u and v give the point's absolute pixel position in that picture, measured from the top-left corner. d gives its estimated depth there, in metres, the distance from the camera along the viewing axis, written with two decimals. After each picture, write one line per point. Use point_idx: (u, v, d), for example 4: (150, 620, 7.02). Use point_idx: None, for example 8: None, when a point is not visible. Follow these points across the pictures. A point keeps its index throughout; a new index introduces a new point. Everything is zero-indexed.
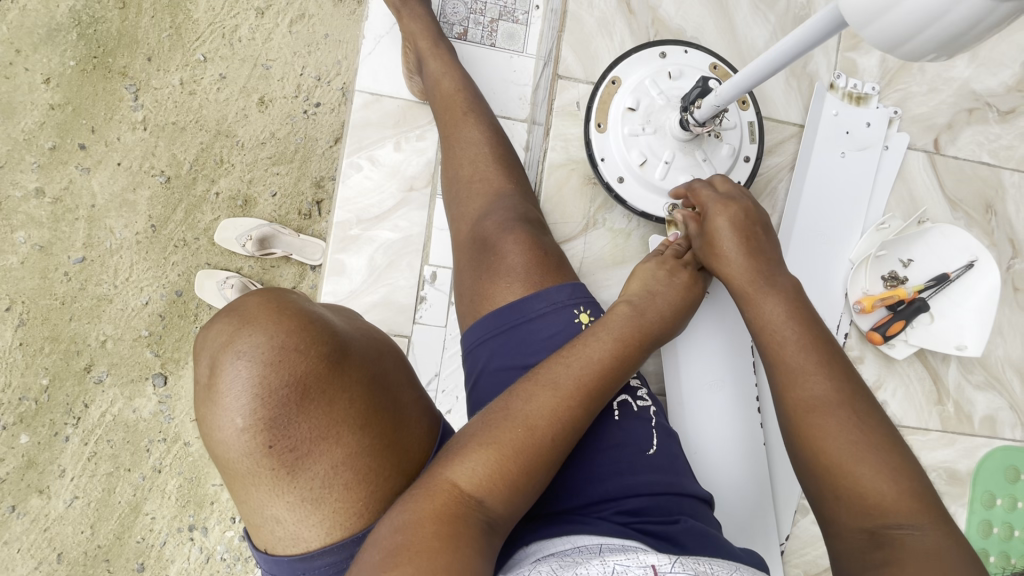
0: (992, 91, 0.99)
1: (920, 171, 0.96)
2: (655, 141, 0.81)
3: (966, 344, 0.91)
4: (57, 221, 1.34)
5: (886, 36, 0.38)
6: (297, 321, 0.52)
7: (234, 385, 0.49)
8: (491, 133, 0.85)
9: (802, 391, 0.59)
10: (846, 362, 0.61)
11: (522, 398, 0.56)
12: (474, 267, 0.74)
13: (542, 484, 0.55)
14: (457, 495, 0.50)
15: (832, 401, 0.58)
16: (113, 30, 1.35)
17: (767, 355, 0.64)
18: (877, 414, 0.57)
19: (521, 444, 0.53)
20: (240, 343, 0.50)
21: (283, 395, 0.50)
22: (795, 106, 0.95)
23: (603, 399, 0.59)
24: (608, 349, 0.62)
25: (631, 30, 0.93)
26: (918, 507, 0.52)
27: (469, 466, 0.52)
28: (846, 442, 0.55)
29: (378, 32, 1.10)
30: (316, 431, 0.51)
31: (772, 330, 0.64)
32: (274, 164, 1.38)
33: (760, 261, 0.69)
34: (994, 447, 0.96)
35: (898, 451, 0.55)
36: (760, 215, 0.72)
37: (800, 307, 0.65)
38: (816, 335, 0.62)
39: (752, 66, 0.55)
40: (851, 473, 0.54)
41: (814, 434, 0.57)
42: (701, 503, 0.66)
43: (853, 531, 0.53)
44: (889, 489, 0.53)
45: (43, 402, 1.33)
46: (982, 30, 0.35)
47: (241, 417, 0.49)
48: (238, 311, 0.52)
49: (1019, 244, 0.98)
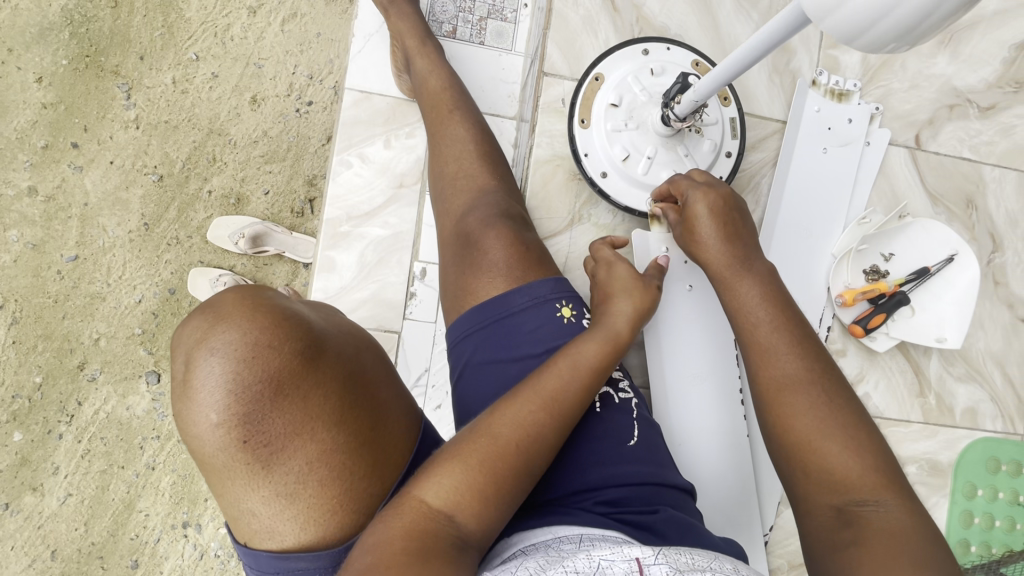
0: (973, 88, 1.00)
1: (902, 167, 0.98)
2: (637, 137, 0.82)
3: (946, 336, 0.92)
4: (51, 220, 1.34)
5: (843, 31, 0.39)
6: (272, 318, 0.52)
7: (208, 381, 0.48)
8: (477, 130, 0.86)
9: (775, 370, 0.61)
10: (817, 344, 0.62)
11: (492, 417, 0.57)
12: (457, 262, 0.75)
13: (516, 499, 0.56)
14: (426, 511, 0.51)
15: (803, 379, 0.59)
16: (106, 29, 1.35)
17: (742, 336, 0.65)
18: (845, 394, 0.58)
19: (490, 459, 0.54)
20: (213, 339, 0.49)
21: (257, 391, 0.49)
22: (778, 103, 0.97)
23: (570, 414, 0.60)
24: (583, 347, 0.64)
25: (616, 28, 0.94)
26: (882, 483, 0.53)
27: (439, 483, 0.53)
28: (814, 420, 0.57)
29: (368, 30, 1.10)
30: (291, 426, 0.51)
31: (745, 311, 0.65)
32: (266, 162, 1.38)
33: (737, 247, 0.69)
34: (975, 439, 0.97)
35: (864, 429, 0.56)
36: (738, 201, 0.72)
37: (775, 289, 0.66)
38: (788, 317, 0.64)
39: (726, 61, 0.55)
40: (819, 451, 0.56)
41: (784, 414, 0.58)
42: (682, 493, 0.67)
43: (822, 509, 0.54)
44: (856, 466, 0.54)
45: (37, 400, 1.33)
46: (933, 21, 0.36)
47: (216, 413, 0.48)
48: (214, 308, 0.51)
49: (999, 239, 0.99)
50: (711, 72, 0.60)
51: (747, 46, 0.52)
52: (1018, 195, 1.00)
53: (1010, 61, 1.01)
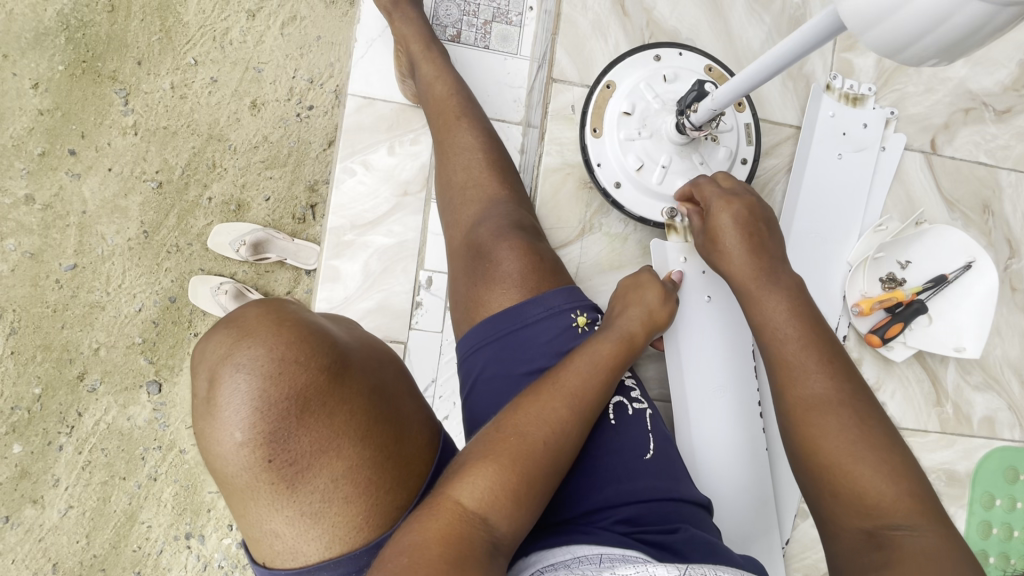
0: (988, 91, 0.99)
1: (917, 172, 0.96)
2: (651, 146, 0.80)
3: (964, 345, 0.90)
4: (48, 228, 1.32)
5: (886, 44, 0.37)
6: (299, 332, 0.47)
7: (234, 400, 0.44)
8: (486, 138, 0.84)
9: (803, 390, 0.59)
10: (847, 362, 0.60)
11: (516, 414, 0.56)
12: (468, 275, 0.73)
13: (543, 497, 0.54)
14: (461, 514, 0.48)
15: (833, 400, 0.57)
16: (103, 34, 1.33)
17: (767, 352, 0.63)
18: (876, 415, 0.56)
19: (519, 458, 0.53)
20: (239, 355, 0.45)
21: (284, 408, 0.45)
22: (791, 108, 0.95)
23: (593, 408, 0.59)
24: (596, 345, 0.63)
25: (626, 32, 0.92)
26: (916, 508, 0.51)
27: (472, 484, 0.50)
28: (843, 443, 0.55)
29: (371, 35, 1.08)
30: (319, 443, 0.46)
31: (772, 323, 0.64)
32: (267, 168, 1.36)
33: (762, 257, 0.68)
34: (992, 448, 0.96)
35: (898, 454, 0.54)
36: (763, 210, 0.71)
37: (803, 306, 0.64)
38: (818, 336, 0.61)
39: (750, 68, 0.54)
40: (849, 472, 0.54)
41: (811, 432, 0.57)
42: (700, 509, 0.66)
43: (852, 532, 0.53)
44: (888, 490, 0.52)
45: (36, 412, 1.31)
46: (985, 35, 0.34)
47: (241, 431, 0.44)
48: (238, 322, 0.47)
49: (1016, 244, 0.97)
50: (731, 80, 0.58)
51: (773, 53, 0.50)
52: None
53: None
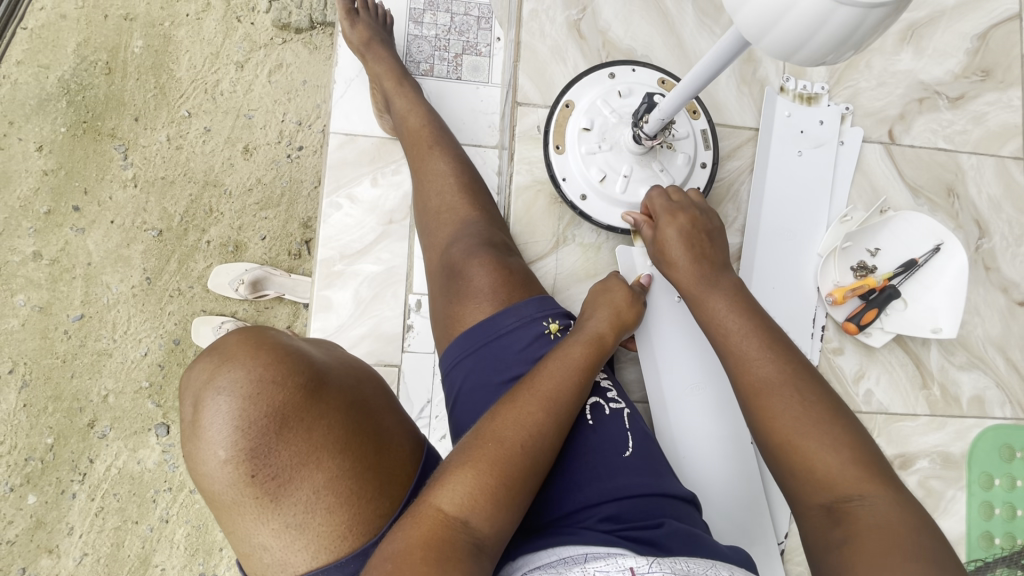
0: (940, 80, 1.02)
1: (878, 162, 0.99)
2: (612, 157, 0.84)
3: (941, 326, 0.91)
4: (56, 282, 1.38)
5: (781, 47, 0.41)
6: (276, 354, 0.49)
7: (217, 421, 0.45)
8: (456, 163, 0.88)
9: (751, 374, 0.60)
10: (787, 341, 0.62)
11: (495, 421, 0.57)
12: (445, 293, 0.76)
13: (527, 500, 0.55)
14: (443, 520, 0.49)
15: (776, 381, 0.58)
16: (101, 95, 1.41)
17: (721, 344, 0.65)
18: (819, 387, 0.58)
19: (499, 462, 0.54)
20: (220, 379, 0.46)
21: (262, 426, 0.46)
22: (749, 111, 0.99)
23: (569, 409, 0.61)
24: (570, 349, 0.65)
25: (584, 54, 0.97)
26: (865, 476, 0.52)
27: (453, 489, 0.51)
28: (791, 419, 0.56)
29: (349, 76, 1.15)
30: (299, 457, 0.47)
31: (718, 322, 0.65)
32: (262, 209, 1.42)
33: (704, 265, 0.70)
34: (985, 427, 0.96)
35: (841, 423, 0.55)
36: (708, 223, 0.74)
37: (742, 299, 0.66)
38: (756, 322, 0.63)
39: (687, 77, 0.57)
40: (799, 449, 0.55)
41: (761, 414, 0.58)
42: (684, 503, 0.67)
43: (810, 508, 0.53)
44: (835, 460, 0.53)
45: (49, 461, 1.35)
46: (863, 32, 0.38)
47: (224, 449, 0.45)
48: (220, 348, 0.49)
49: (985, 224, 1.00)
50: (676, 89, 0.61)
51: (702, 64, 0.53)
52: (998, 180, 1.02)
53: (974, 52, 1.03)
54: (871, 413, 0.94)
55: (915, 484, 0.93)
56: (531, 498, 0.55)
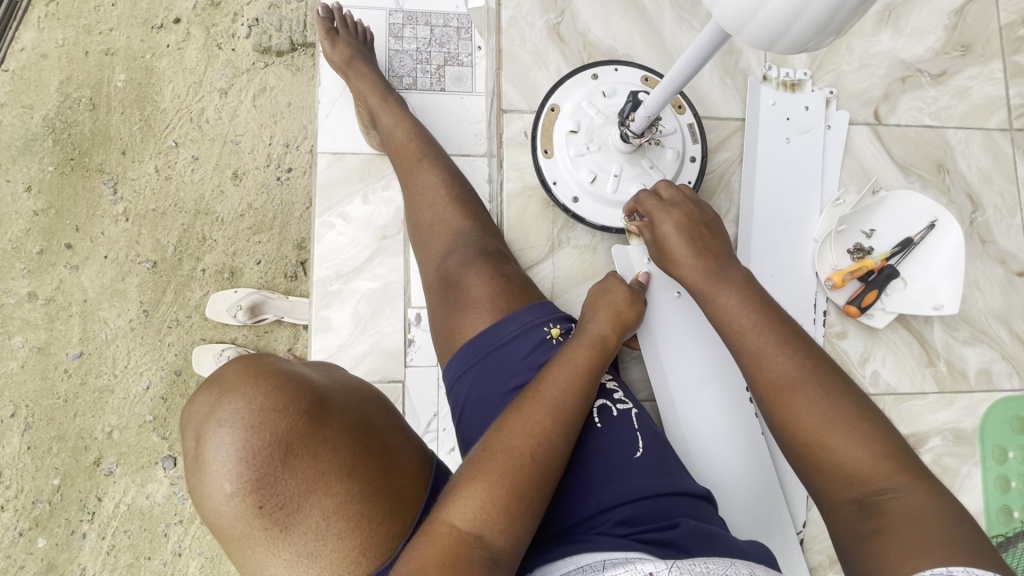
0: (920, 58, 1.03)
1: (867, 144, 0.99)
2: (601, 157, 0.83)
3: (942, 303, 0.91)
4: (53, 321, 1.37)
5: (761, 36, 0.41)
6: (277, 381, 0.48)
7: (220, 454, 0.44)
8: (447, 174, 0.88)
9: (772, 372, 0.59)
10: (805, 337, 0.61)
11: (502, 431, 0.56)
12: (443, 305, 0.76)
13: (540, 509, 0.54)
14: (457, 536, 0.48)
15: (798, 377, 0.58)
16: (87, 131, 1.41)
17: (736, 343, 0.64)
18: (842, 381, 0.58)
19: (509, 472, 0.53)
20: (220, 411, 0.45)
21: (267, 454, 0.44)
22: (734, 102, 0.99)
23: (577, 413, 0.60)
24: (573, 353, 0.64)
25: (565, 56, 0.97)
26: (896, 468, 0.52)
27: (464, 503, 0.51)
28: (816, 416, 0.55)
29: (332, 95, 1.15)
30: (306, 483, 0.46)
31: (729, 320, 0.65)
32: (255, 233, 1.42)
33: (709, 261, 0.69)
34: (995, 400, 0.96)
35: (869, 417, 0.55)
36: (704, 215, 0.73)
37: (753, 293, 0.66)
38: (772, 318, 0.63)
39: (672, 70, 0.56)
40: (828, 445, 0.54)
41: (786, 412, 0.58)
42: (699, 500, 0.66)
43: (840, 502, 0.53)
44: (864, 454, 0.53)
45: (57, 502, 1.33)
46: (843, 18, 0.38)
47: (229, 482, 0.44)
48: (219, 380, 0.47)
49: (977, 197, 1.00)
50: (661, 82, 0.60)
51: (687, 55, 0.52)
52: (987, 152, 1.02)
53: (952, 28, 1.04)
54: (879, 395, 0.93)
55: (930, 462, 0.93)
56: (544, 507, 0.55)
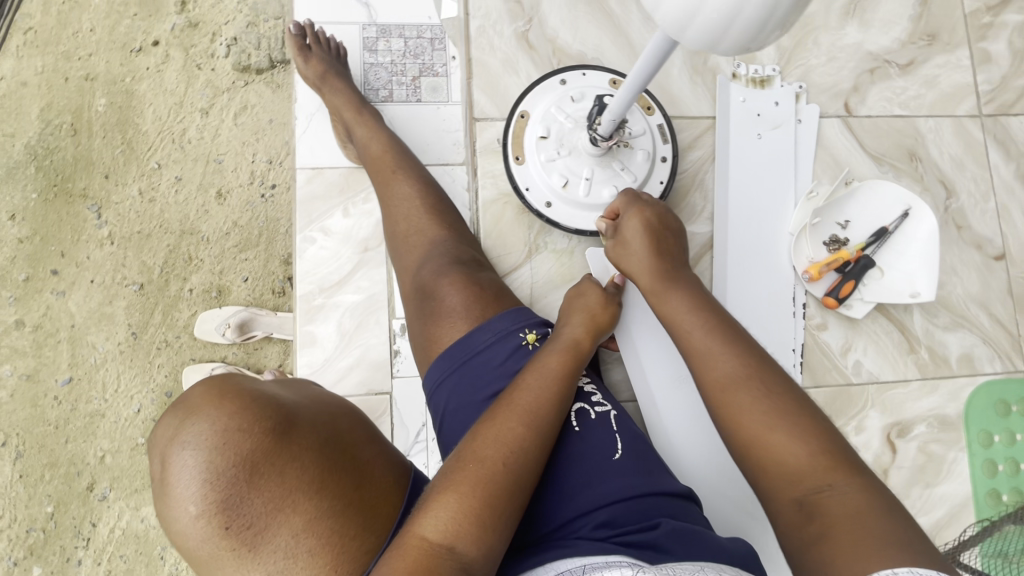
0: (888, 49, 1.04)
1: (838, 136, 1.00)
2: (572, 162, 0.84)
3: (919, 290, 0.92)
4: (41, 347, 1.37)
5: (701, 40, 0.42)
6: (242, 400, 0.47)
7: (184, 477, 0.43)
8: (421, 185, 0.89)
9: (716, 372, 0.60)
10: (748, 337, 0.62)
11: (476, 441, 0.56)
12: (420, 316, 0.76)
13: (515, 517, 0.54)
14: (428, 549, 0.49)
15: (741, 376, 0.58)
16: (69, 157, 1.42)
17: (684, 345, 0.65)
18: (782, 380, 0.58)
19: (482, 483, 0.53)
20: (184, 433, 0.44)
21: (232, 475, 0.44)
22: (706, 100, 0.99)
23: (552, 419, 0.60)
24: (546, 359, 0.65)
25: (534, 62, 1.00)
26: (834, 465, 0.52)
27: (435, 516, 0.51)
28: (759, 414, 0.56)
29: (309, 110, 1.16)
30: (274, 502, 0.46)
31: (679, 321, 0.66)
32: (241, 251, 1.42)
33: (666, 263, 0.71)
34: (978, 384, 0.96)
35: (807, 415, 0.55)
36: (671, 221, 0.75)
37: (701, 296, 0.67)
38: (716, 319, 0.64)
39: (637, 63, 0.55)
40: (769, 444, 0.54)
41: (730, 413, 0.58)
42: (680, 499, 0.66)
43: (785, 504, 0.53)
44: (803, 451, 0.53)
45: (51, 530, 1.32)
46: (776, 22, 0.39)
47: (194, 504, 0.43)
48: (182, 401, 0.47)
49: (950, 184, 1.01)
50: (628, 76, 0.59)
51: (648, 50, 0.52)
52: (958, 139, 1.03)
53: (917, 18, 1.05)
54: (862, 385, 0.94)
55: (915, 450, 0.93)
56: (519, 515, 0.55)
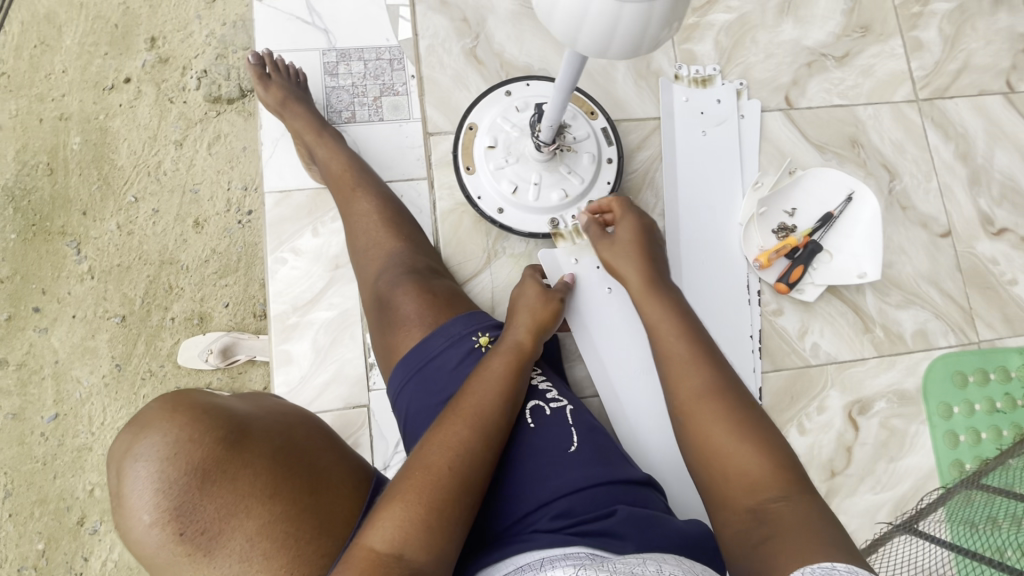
0: (824, 43, 1.08)
1: (781, 128, 1.04)
2: (520, 168, 0.88)
3: (865, 271, 0.95)
4: (26, 385, 1.39)
5: (593, 47, 0.45)
6: (194, 413, 0.50)
7: (138, 487, 0.47)
8: (379, 200, 0.92)
9: (687, 382, 0.64)
10: (717, 353, 0.66)
11: (424, 448, 0.59)
12: (380, 326, 0.79)
13: (466, 518, 0.56)
14: (375, 557, 0.51)
15: (710, 386, 0.62)
16: (47, 196, 1.44)
17: (658, 354, 0.69)
18: (743, 395, 0.62)
19: (429, 489, 0.55)
20: (138, 446, 0.48)
21: (183, 484, 0.47)
22: (651, 101, 1.03)
23: (500, 421, 0.63)
24: (494, 362, 0.67)
25: (484, 77, 1.05)
26: (786, 478, 0.55)
27: (383, 525, 0.53)
28: (721, 424, 0.59)
29: (274, 136, 1.19)
30: (225, 508, 0.48)
31: (656, 331, 0.70)
32: (221, 277, 1.44)
33: (655, 271, 0.78)
34: (934, 358, 0.99)
35: (764, 429, 0.59)
36: (657, 239, 0.83)
37: (680, 311, 0.72)
38: (689, 334, 0.68)
39: (564, 62, 0.58)
40: (728, 452, 0.58)
41: (697, 421, 0.61)
42: (637, 487, 0.69)
43: (735, 510, 0.55)
44: (759, 461, 0.56)
45: (43, 567, 1.33)
46: (655, 28, 0.43)
47: (148, 514, 0.47)
48: (138, 417, 0.50)
49: (893, 167, 1.05)
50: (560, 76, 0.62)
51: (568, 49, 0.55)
52: (898, 123, 1.07)
53: (850, 11, 1.10)
54: (820, 365, 0.97)
55: (877, 425, 0.96)
56: (469, 515, 0.57)
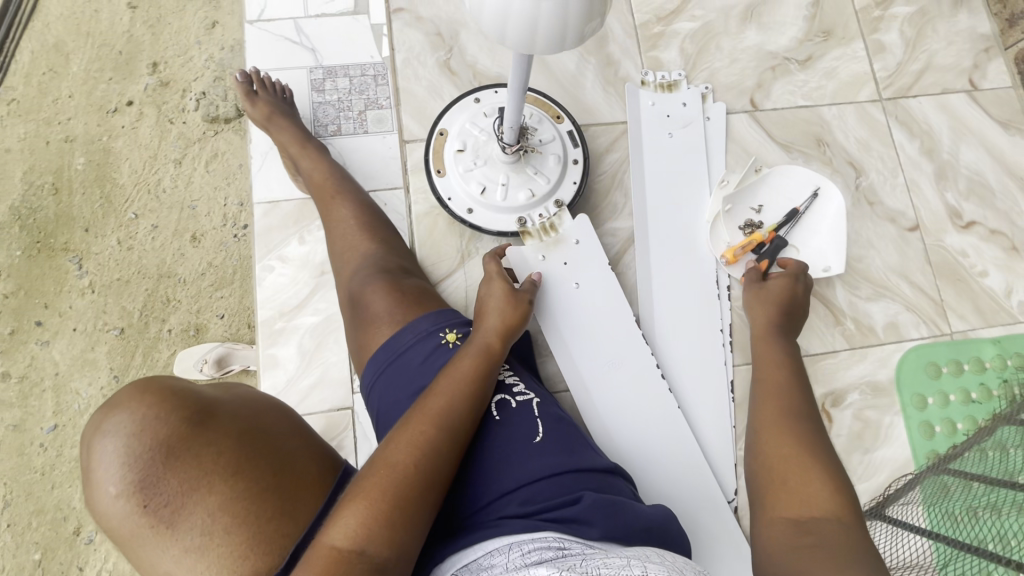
0: (787, 48, 1.12)
1: (746, 129, 1.07)
2: (489, 171, 0.92)
3: (830, 264, 0.98)
4: (27, 397, 1.43)
5: (520, 43, 0.50)
6: (162, 395, 0.53)
7: (105, 461, 0.51)
8: (358, 205, 0.96)
9: (772, 409, 0.73)
10: (808, 394, 0.74)
11: (388, 447, 0.61)
12: (354, 323, 0.82)
13: (428, 514, 0.58)
14: (337, 555, 0.52)
15: (794, 418, 0.70)
16: (51, 214, 1.50)
17: (758, 383, 0.78)
18: (823, 436, 0.68)
19: (391, 488, 0.57)
20: (107, 423, 0.51)
21: (148, 459, 0.51)
22: (619, 107, 1.07)
23: (462, 420, 0.65)
24: (459, 362, 0.70)
25: (457, 87, 1.09)
26: (843, 508, 0.60)
27: (345, 524, 0.54)
28: (793, 449, 0.67)
29: (263, 150, 1.25)
30: (188, 484, 0.52)
31: (764, 365, 0.80)
32: (216, 289, 1.49)
33: (778, 324, 0.84)
34: (906, 350, 1.00)
35: (833, 465, 0.64)
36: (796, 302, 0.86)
37: (790, 355, 0.80)
38: (789, 375, 0.77)
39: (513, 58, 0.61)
40: (794, 471, 0.64)
41: (773, 440, 0.69)
42: (603, 476, 0.70)
43: (781, 520, 0.61)
44: (825, 490, 0.62)
45: None
46: (572, 27, 0.48)
47: (114, 485, 0.50)
48: (110, 398, 0.54)
49: (859, 164, 1.07)
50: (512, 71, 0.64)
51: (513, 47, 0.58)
52: (863, 123, 1.10)
53: (812, 18, 1.14)
54: None
55: (851, 417, 0.96)
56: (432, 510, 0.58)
